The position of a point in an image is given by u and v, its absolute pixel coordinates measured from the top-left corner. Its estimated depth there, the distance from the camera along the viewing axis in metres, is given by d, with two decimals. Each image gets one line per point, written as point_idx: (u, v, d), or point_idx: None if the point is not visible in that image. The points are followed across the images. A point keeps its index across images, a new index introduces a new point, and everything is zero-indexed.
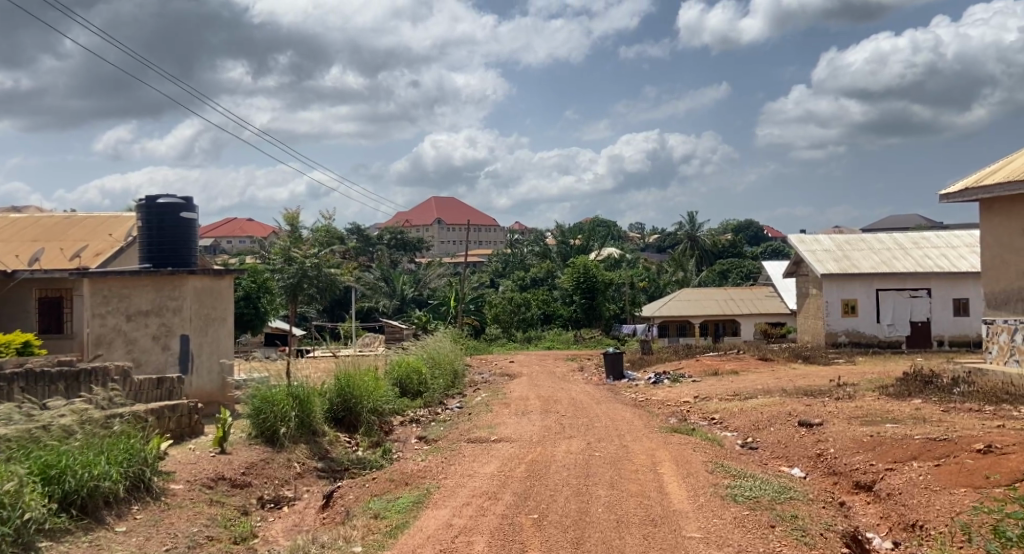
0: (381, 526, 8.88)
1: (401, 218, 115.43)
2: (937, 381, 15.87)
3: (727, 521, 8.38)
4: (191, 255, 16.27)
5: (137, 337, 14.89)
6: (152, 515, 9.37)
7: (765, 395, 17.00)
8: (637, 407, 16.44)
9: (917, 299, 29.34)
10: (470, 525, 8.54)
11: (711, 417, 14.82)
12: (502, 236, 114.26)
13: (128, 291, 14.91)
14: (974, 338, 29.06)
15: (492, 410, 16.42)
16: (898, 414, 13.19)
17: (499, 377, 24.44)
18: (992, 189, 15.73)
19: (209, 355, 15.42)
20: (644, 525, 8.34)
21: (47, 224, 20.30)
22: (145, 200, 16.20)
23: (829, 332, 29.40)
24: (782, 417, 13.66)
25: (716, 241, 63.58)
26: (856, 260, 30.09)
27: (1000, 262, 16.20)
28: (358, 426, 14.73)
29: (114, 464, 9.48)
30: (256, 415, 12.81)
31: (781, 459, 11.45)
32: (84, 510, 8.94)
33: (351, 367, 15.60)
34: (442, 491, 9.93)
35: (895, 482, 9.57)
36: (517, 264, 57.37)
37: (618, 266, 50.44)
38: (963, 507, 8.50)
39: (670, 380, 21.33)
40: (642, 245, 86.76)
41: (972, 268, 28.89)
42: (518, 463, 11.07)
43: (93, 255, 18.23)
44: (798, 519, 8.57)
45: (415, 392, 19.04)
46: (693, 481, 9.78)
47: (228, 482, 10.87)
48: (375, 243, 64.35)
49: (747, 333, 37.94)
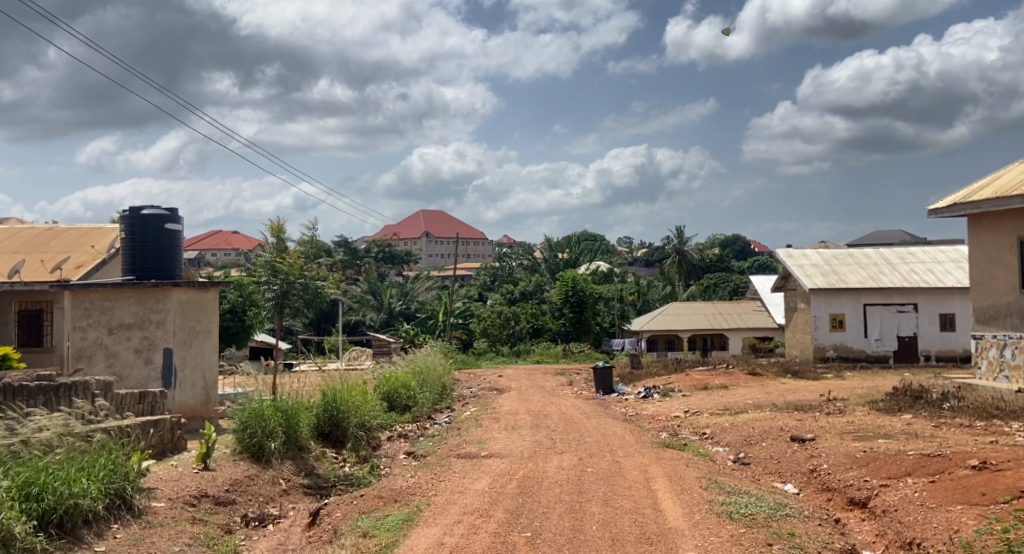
0: (370, 545, 8.70)
1: (389, 230, 115.31)
2: (927, 396, 15.85)
3: (723, 540, 8.26)
4: (176, 267, 16.08)
5: (119, 350, 14.70)
6: (133, 534, 9.17)
7: (756, 410, 16.94)
8: (628, 422, 16.34)
9: (904, 314, 29.45)
10: (461, 544, 8.38)
11: (702, 432, 14.76)
12: (490, 249, 114.30)
13: (110, 303, 14.75)
14: (960, 353, 29.17)
15: (482, 425, 16.29)
16: (890, 429, 13.14)
17: (488, 391, 24.32)
18: (980, 204, 15.74)
19: (193, 369, 15.21)
20: (640, 543, 8.22)
21: (28, 235, 20.09)
22: (129, 210, 15.98)
23: (817, 347, 29.43)
24: (774, 432, 13.60)
25: (704, 255, 63.67)
26: (844, 274, 30.15)
27: (988, 278, 16.22)
28: (346, 441, 14.55)
29: (96, 480, 9.30)
30: (243, 431, 12.63)
31: (773, 475, 11.36)
32: (63, 529, 8.74)
33: (338, 381, 15.45)
34: (432, 508, 9.80)
35: (891, 499, 9.49)
36: (506, 277, 57.28)
37: (607, 280, 50.49)
38: (962, 525, 8.41)
39: (659, 394, 21.28)
40: (631, 258, 87.11)
41: (959, 284, 29.02)
42: (509, 479, 10.92)
43: (74, 267, 18.03)
44: (795, 537, 8.47)
45: (403, 407, 18.89)
46: (687, 498, 9.68)
47: (212, 499, 10.70)
48: (363, 255, 64.19)
49: (735, 348, 37.97)
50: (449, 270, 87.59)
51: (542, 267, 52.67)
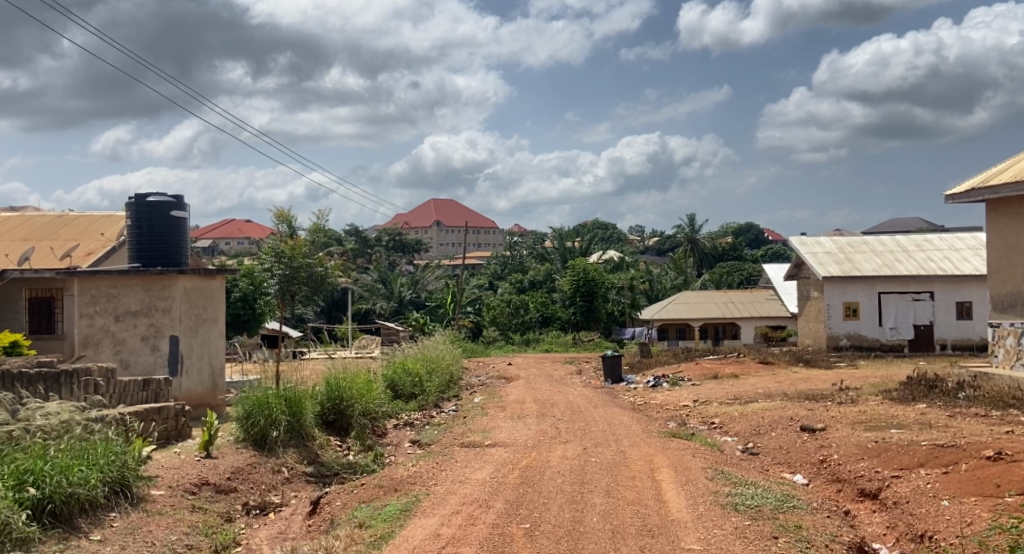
0: (365, 537, 8.52)
1: (400, 219, 115.11)
2: (942, 385, 15.49)
3: (727, 532, 8.02)
4: (182, 254, 15.94)
5: (125, 337, 14.53)
6: (130, 523, 9.00)
7: (766, 399, 16.67)
8: (636, 411, 16.04)
9: (920, 302, 29.03)
10: (458, 536, 8.17)
11: (710, 421, 14.51)
12: (501, 239, 114.38)
13: (116, 291, 14.57)
14: (977, 342, 28.73)
15: (487, 414, 16.07)
16: (903, 419, 12.82)
17: (496, 380, 24.12)
18: (999, 189, 15.36)
19: (199, 356, 15.10)
20: (641, 535, 7.99)
21: (39, 223, 19.98)
22: (134, 198, 15.79)
23: (830, 336, 29.10)
24: (784, 422, 13.32)
25: (716, 244, 63.26)
26: (858, 262, 29.75)
27: (1006, 265, 15.87)
28: (349, 429, 14.37)
29: (95, 469, 9.13)
30: (246, 418, 12.46)
31: (783, 465, 11.10)
32: (58, 518, 8.56)
33: (342, 369, 15.20)
34: (431, 498, 9.59)
35: (902, 490, 9.22)
36: (516, 265, 56.99)
37: (619, 269, 50.20)
38: (976, 518, 8.13)
39: (669, 383, 21.05)
40: (642, 247, 86.57)
41: (976, 272, 28.59)
42: (511, 469, 10.74)
43: (84, 255, 17.89)
44: (803, 530, 8.21)
45: (409, 395, 18.70)
46: (692, 488, 9.44)
47: (212, 487, 10.53)
48: (373, 244, 64.04)
49: (747, 337, 37.61)
50: (461, 259, 87.80)
51: (552, 255, 52.42)
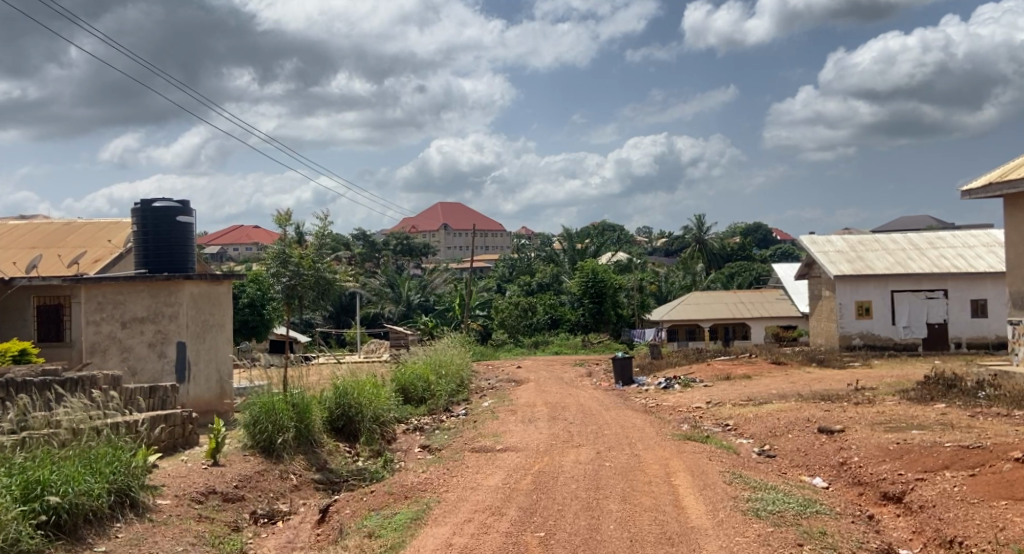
0: (375, 546, 8.30)
1: (408, 223, 115.14)
2: (961, 385, 15.18)
3: (750, 540, 7.77)
4: (188, 259, 15.76)
5: (132, 344, 14.31)
6: (135, 534, 8.78)
7: (781, 400, 16.42)
8: (649, 414, 15.80)
9: (934, 300, 28.70)
10: (471, 545, 7.94)
11: (725, 423, 14.30)
12: (508, 241, 114.39)
13: (123, 297, 14.35)
14: (992, 341, 28.34)
15: (498, 417, 15.87)
16: (924, 420, 12.55)
17: (506, 383, 23.92)
18: (1017, 183, 15.01)
19: (206, 362, 14.92)
20: (660, 544, 7.75)
21: (46, 231, 19.84)
22: (139, 204, 15.62)
23: (842, 335, 28.81)
24: (801, 423, 13.08)
25: (726, 244, 63.11)
26: (870, 260, 29.48)
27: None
28: (358, 435, 14.11)
29: (101, 477, 8.94)
30: (253, 425, 12.22)
31: (800, 468, 10.86)
32: (62, 529, 8.34)
33: (350, 373, 14.99)
34: (442, 505, 9.39)
35: (927, 494, 8.97)
36: (524, 266, 56.84)
37: (627, 271, 50.06)
38: (1008, 522, 7.88)
39: (681, 385, 20.83)
40: (651, 248, 86.44)
41: (990, 269, 28.25)
42: (523, 475, 10.51)
43: (91, 262, 17.73)
44: (828, 536, 7.95)
45: (418, 399, 18.48)
46: (710, 493, 9.20)
47: (219, 496, 10.32)
48: (381, 248, 63.98)
49: (757, 337, 37.21)
50: (467, 261, 87.68)
51: (561, 257, 52.29)
